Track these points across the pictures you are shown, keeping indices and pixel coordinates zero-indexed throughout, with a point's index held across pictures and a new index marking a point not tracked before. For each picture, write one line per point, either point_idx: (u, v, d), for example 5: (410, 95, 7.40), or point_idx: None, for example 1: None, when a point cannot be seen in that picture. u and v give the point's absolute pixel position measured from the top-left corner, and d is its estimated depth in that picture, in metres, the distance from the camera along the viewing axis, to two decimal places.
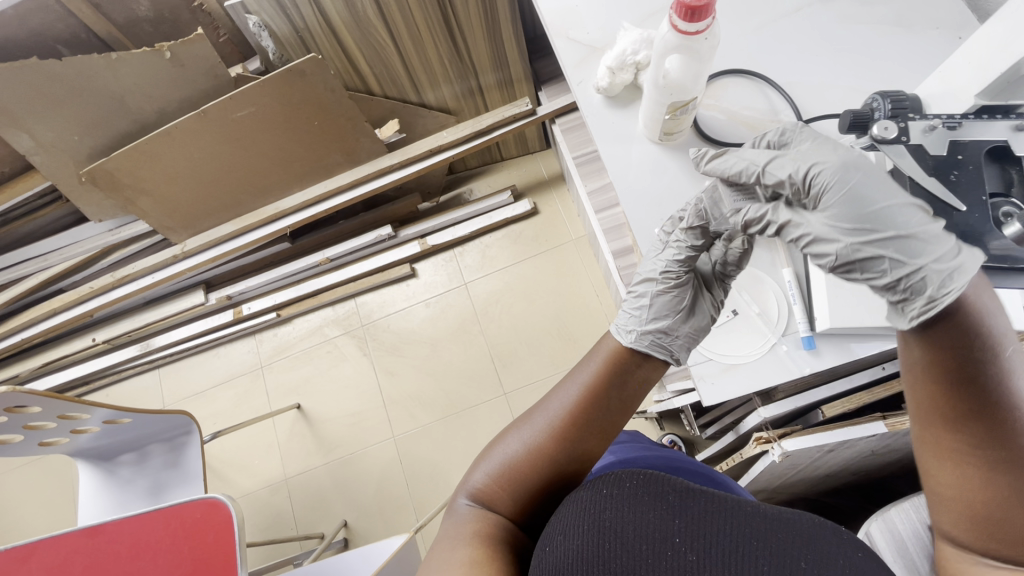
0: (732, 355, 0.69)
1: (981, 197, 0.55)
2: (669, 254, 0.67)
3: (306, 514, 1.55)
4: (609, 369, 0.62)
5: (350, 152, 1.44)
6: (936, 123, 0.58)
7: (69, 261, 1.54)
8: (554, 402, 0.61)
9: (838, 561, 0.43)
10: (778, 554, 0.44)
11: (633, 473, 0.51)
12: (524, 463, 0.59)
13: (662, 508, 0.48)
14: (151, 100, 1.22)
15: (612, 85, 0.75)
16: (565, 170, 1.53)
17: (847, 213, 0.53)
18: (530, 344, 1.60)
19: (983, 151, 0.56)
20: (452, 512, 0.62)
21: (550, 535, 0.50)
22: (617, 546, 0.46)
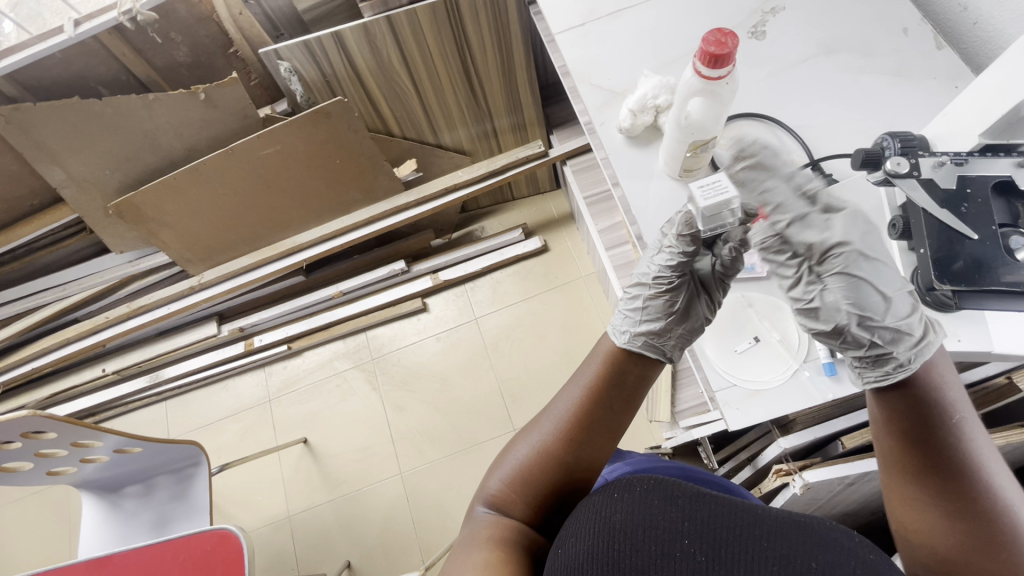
0: (755, 381, 0.70)
1: (992, 227, 0.56)
2: (661, 256, 0.68)
3: (309, 553, 1.51)
4: (612, 370, 0.64)
5: (368, 188, 1.49)
6: (945, 159, 0.59)
7: (87, 291, 1.57)
8: (559, 405, 0.63)
9: (849, 562, 0.43)
10: (788, 555, 0.44)
11: (644, 478, 0.50)
12: (533, 466, 0.60)
13: (671, 511, 0.47)
14: (182, 138, 1.28)
15: (634, 126, 0.80)
16: (577, 210, 1.58)
17: (851, 289, 0.60)
18: (540, 380, 1.61)
19: (990, 186, 0.57)
20: (467, 520, 0.61)
21: (562, 538, 0.51)
22: (627, 547, 0.46)
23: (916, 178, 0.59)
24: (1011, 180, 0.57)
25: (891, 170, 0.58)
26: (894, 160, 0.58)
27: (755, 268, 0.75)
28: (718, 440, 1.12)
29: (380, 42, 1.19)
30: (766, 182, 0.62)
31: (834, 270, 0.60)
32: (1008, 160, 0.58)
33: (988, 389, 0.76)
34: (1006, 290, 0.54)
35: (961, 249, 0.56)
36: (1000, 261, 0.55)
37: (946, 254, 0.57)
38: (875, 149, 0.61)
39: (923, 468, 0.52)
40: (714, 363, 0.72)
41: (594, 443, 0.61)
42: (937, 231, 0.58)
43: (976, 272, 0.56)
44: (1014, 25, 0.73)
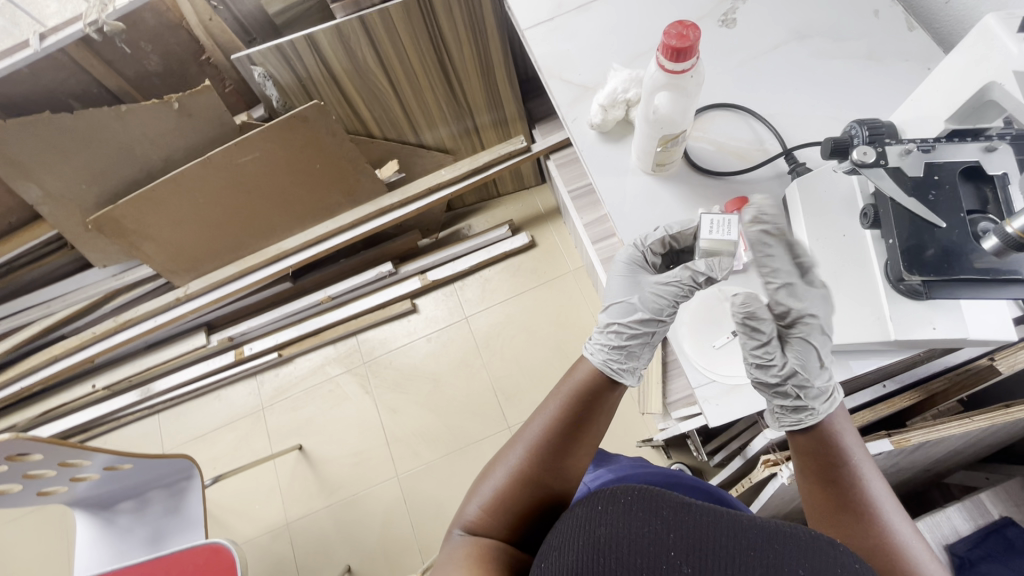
0: (733, 377, 0.72)
1: (959, 214, 0.55)
2: (665, 289, 0.68)
3: (309, 560, 1.51)
4: (585, 387, 0.64)
5: (351, 192, 1.48)
6: (911, 147, 0.58)
7: (71, 307, 1.56)
8: (532, 429, 0.62)
9: (833, 566, 0.44)
10: (775, 563, 0.43)
11: (628, 488, 0.49)
12: (508, 490, 0.60)
13: (657, 523, 0.46)
14: (158, 149, 1.26)
15: (605, 121, 0.79)
16: (562, 204, 1.57)
17: (803, 354, 0.63)
18: (533, 376, 1.60)
19: (958, 171, 0.56)
20: (444, 546, 0.60)
21: (545, 551, 0.49)
22: (612, 561, 0.46)
23: (883, 167, 0.57)
24: (979, 165, 0.56)
25: (859, 161, 0.57)
26: (861, 149, 0.56)
27: None
28: (709, 431, 1.12)
29: (354, 43, 1.16)
30: (772, 252, 0.65)
31: (796, 335, 0.64)
32: (975, 145, 0.57)
33: (973, 369, 0.76)
34: (977, 276, 0.53)
35: (931, 237, 0.56)
36: (969, 246, 0.54)
37: (915, 243, 0.56)
38: (843, 138, 0.61)
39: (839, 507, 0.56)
40: (691, 359, 0.74)
41: (571, 465, 0.61)
42: (906, 222, 0.57)
43: (946, 261, 0.55)
44: (985, 1, 0.73)
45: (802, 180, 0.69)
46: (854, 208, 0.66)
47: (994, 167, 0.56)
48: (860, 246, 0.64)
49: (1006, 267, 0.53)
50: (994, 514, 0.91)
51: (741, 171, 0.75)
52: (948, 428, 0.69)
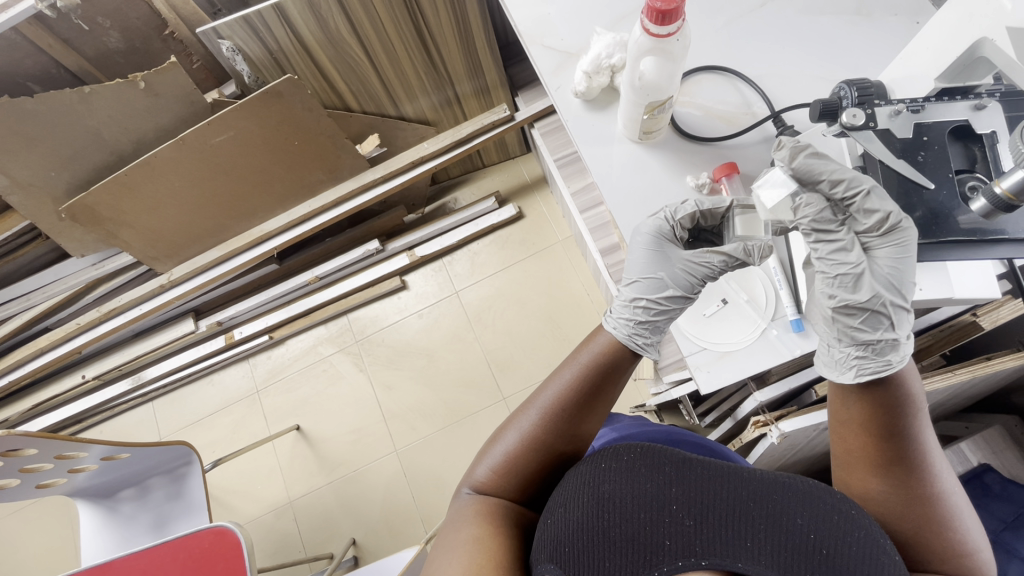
0: (724, 344, 0.73)
1: (948, 173, 0.56)
2: (697, 268, 0.65)
3: (313, 535, 1.54)
4: (601, 359, 0.63)
5: (332, 169, 1.45)
6: (901, 107, 0.57)
7: (53, 298, 1.53)
8: (544, 396, 0.62)
9: (830, 517, 0.47)
10: (770, 513, 0.48)
11: (630, 447, 0.53)
12: (517, 455, 0.61)
13: (659, 479, 0.50)
14: (128, 131, 1.21)
15: (589, 89, 0.77)
16: (548, 173, 1.55)
17: (898, 266, 0.55)
18: (526, 347, 1.61)
19: (947, 131, 0.56)
20: (454, 502, 0.63)
21: (552, 507, 0.54)
22: (616, 516, 0.50)
23: (872, 129, 0.57)
24: (968, 124, 0.56)
25: (847, 124, 0.57)
26: (850, 112, 0.57)
27: None
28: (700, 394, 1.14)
29: (326, 12, 1.11)
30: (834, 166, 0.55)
31: (890, 245, 0.55)
32: (965, 104, 0.56)
33: (955, 325, 0.77)
34: (964, 237, 0.54)
35: (919, 199, 0.56)
36: (955, 205, 0.55)
37: (903, 203, 0.56)
38: (833, 100, 0.60)
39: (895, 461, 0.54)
40: (682, 327, 0.76)
41: (582, 430, 0.62)
42: (895, 182, 0.56)
43: (933, 223, 0.55)
44: None
45: None
46: (842, 171, 0.63)
47: (983, 125, 0.56)
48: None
49: (991, 230, 0.54)
50: (973, 462, 0.94)
51: (729, 136, 0.74)
52: (930, 381, 0.71)
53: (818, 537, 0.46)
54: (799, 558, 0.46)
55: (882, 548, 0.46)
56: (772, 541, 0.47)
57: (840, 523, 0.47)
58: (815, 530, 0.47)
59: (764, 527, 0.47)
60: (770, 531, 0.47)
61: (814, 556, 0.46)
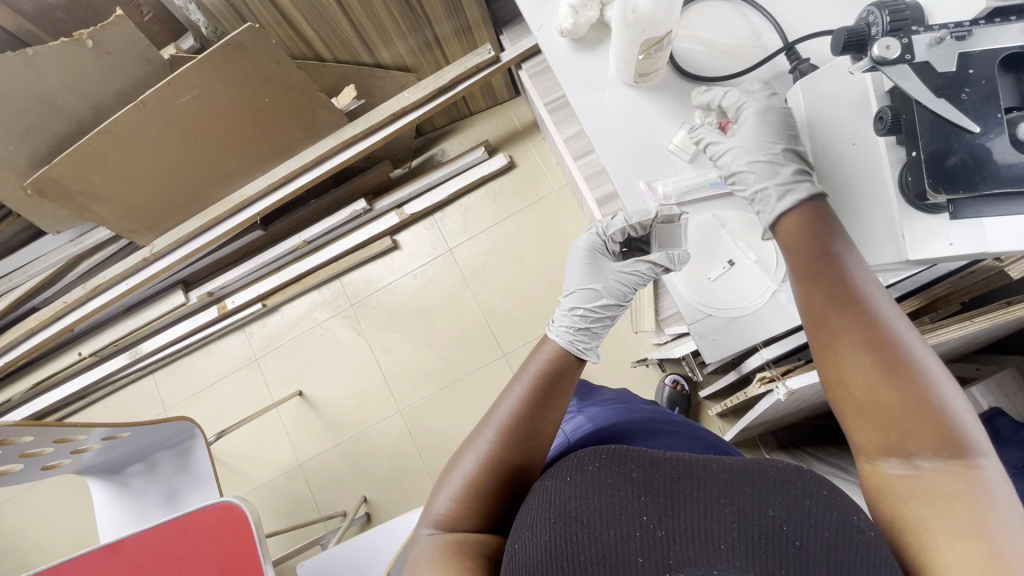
0: (731, 309, 0.70)
1: (997, 113, 0.49)
2: (627, 277, 0.73)
3: (325, 495, 1.57)
4: (548, 368, 0.63)
5: (309, 126, 1.35)
6: (943, 35, 0.50)
7: (35, 278, 1.48)
8: (496, 415, 0.60)
9: (804, 504, 0.42)
10: (744, 509, 0.42)
11: (595, 454, 0.49)
12: (477, 481, 0.57)
13: (627, 488, 0.45)
14: (82, 97, 1.12)
15: (577, 25, 0.70)
16: (539, 118, 1.45)
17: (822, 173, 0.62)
18: (524, 303, 1.58)
19: (997, 62, 0.49)
20: (415, 545, 0.57)
21: (517, 531, 0.48)
22: (585, 535, 0.44)
23: (908, 64, 0.50)
24: (1023, 52, 0.49)
25: (879, 58, 0.49)
26: (882, 43, 0.49)
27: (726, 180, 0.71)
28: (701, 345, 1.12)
29: None
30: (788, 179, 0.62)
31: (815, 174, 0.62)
32: (1020, 26, 0.49)
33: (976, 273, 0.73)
34: (1009, 187, 0.49)
35: (959, 143, 0.50)
36: (1005, 150, 0.49)
37: (939, 149, 0.51)
38: (860, 27, 0.53)
39: (840, 307, 0.51)
40: (688, 296, 0.71)
41: (541, 441, 0.59)
42: (932, 126, 0.51)
43: (973, 169, 0.50)
44: None
45: (807, 85, 0.63)
46: (868, 110, 0.59)
47: None
48: (872, 155, 0.59)
49: None
50: (983, 406, 0.92)
51: (737, 75, 0.70)
52: (946, 333, 0.67)
53: (793, 529, 0.41)
54: (776, 555, 0.40)
55: (862, 532, 0.40)
56: (751, 541, 0.41)
57: (814, 509, 0.41)
58: (789, 522, 0.41)
59: (737, 527, 0.41)
60: (745, 530, 0.41)
61: (789, 551, 0.40)
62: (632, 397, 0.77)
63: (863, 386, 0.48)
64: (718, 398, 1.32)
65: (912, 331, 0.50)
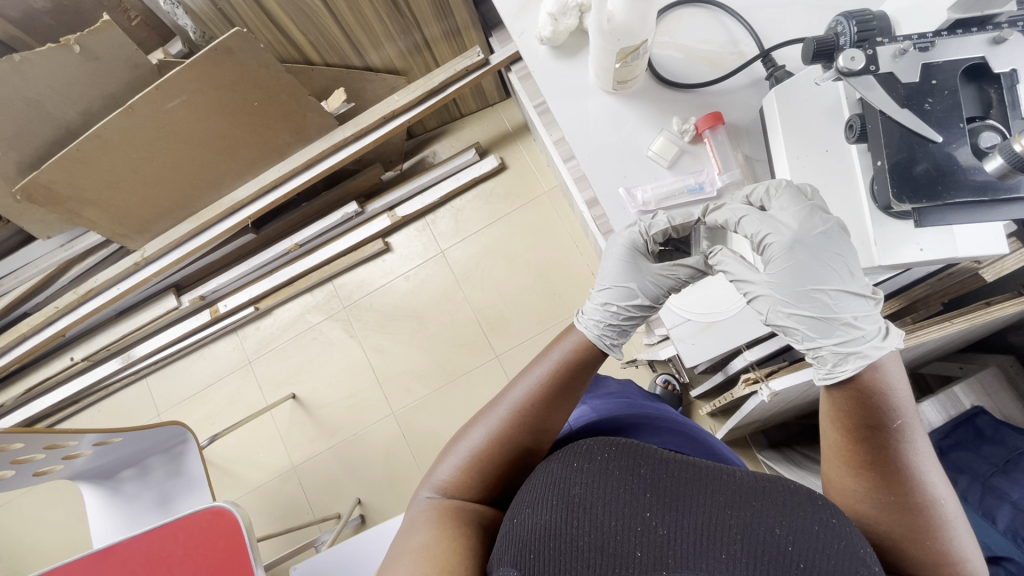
0: (710, 314, 0.71)
1: (959, 123, 0.50)
2: (664, 279, 0.66)
3: (319, 498, 1.58)
4: (573, 356, 0.62)
5: (299, 129, 1.35)
6: (907, 46, 0.51)
7: (26, 283, 1.48)
8: (514, 394, 0.60)
9: (811, 527, 0.43)
10: (749, 522, 0.44)
11: (604, 445, 0.49)
12: (483, 453, 0.59)
13: (633, 482, 0.46)
14: (71, 102, 1.12)
15: (556, 33, 0.71)
16: (529, 120, 1.45)
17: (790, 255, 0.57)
18: (516, 304, 1.58)
19: (960, 72, 0.50)
20: (414, 505, 0.59)
21: (518, 506, 0.49)
22: (586, 522, 0.46)
23: (873, 74, 0.51)
24: (984, 63, 0.50)
25: (844, 69, 0.50)
26: (847, 55, 0.50)
27: (703, 187, 0.71)
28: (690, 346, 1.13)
29: None
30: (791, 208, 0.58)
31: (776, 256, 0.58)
32: (982, 37, 0.50)
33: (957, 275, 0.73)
34: (972, 196, 0.49)
35: (924, 152, 0.50)
36: (968, 160, 0.49)
37: (904, 157, 0.51)
38: (829, 36, 0.54)
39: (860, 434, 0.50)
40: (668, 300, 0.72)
41: (552, 429, 0.60)
42: (897, 135, 0.51)
43: (937, 178, 0.50)
44: None
45: (780, 89, 0.64)
46: (839, 117, 0.60)
47: (1002, 64, 0.50)
48: (845, 162, 0.60)
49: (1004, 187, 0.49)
50: (966, 405, 0.93)
51: (715, 81, 0.70)
52: (927, 333, 0.68)
53: (797, 550, 0.42)
54: (774, 572, 0.42)
55: (867, 564, 0.42)
56: (752, 555, 0.43)
57: (822, 535, 0.43)
58: (795, 544, 0.43)
59: (740, 540, 0.43)
60: (747, 546, 0.43)
61: (792, 572, 0.42)
62: (633, 390, 0.77)
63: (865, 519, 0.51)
64: (708, 397, 1.33)
65: (927, 458, 0.50)
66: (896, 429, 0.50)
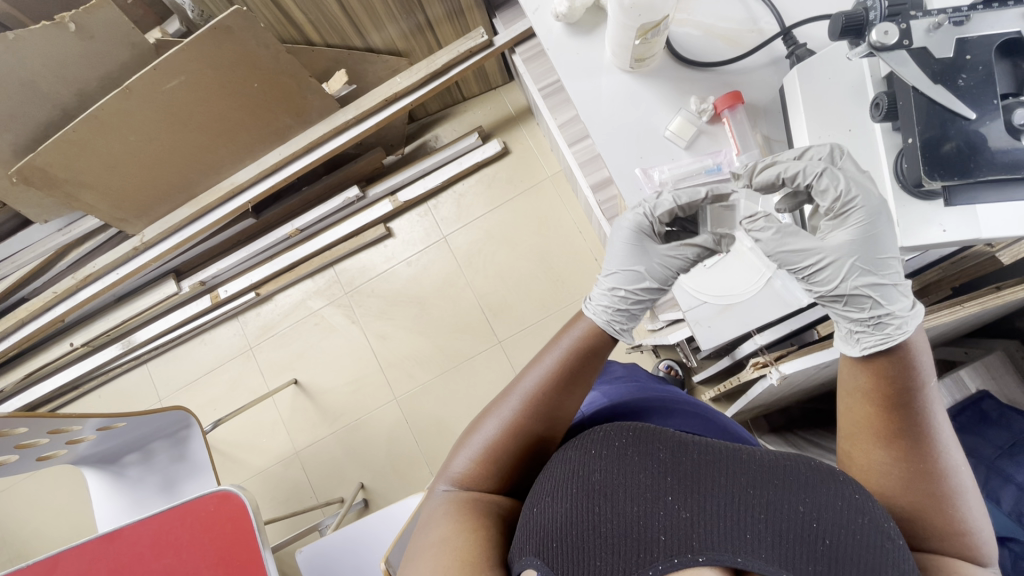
0: (728, 295, 0.72)
1: (993, 99, 0.50)
2: (672, 261, 0.65)
3: (322, 482, 1.58)
4: (581, 343, 0.61)
5: (300, 112, 1.33)
6: (942, 20, 0.50)
7: (23, 267, 1.46)
8: (525, 384, 0.59)
9: (835, 504, 0.45)
10: (769, 502, 0.45)
11: (621, 431, 0.51)
12: (498, 444, 0.58)
13: (651, 467, 0.48)
14: (67, 82, 1.09)
15: (572, 10, 0.71)
16: (533, 103, 1.44)
17: (874, 219, 0.55)
18: (519, 290, 1.58)
19: (995, 47, 0.50)
20: (431, 499, 0.59)
21: (538, 496, 0.51)
22: (608, 508, 0.47)
23: (906, 49, 0.50)
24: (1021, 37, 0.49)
25: (877, 44, 0.49)
26: (881, 29, 0.49)
27: (722, 167, 0.71)
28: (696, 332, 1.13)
29: None
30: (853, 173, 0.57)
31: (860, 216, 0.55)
32: (1016, 11, 0.50)
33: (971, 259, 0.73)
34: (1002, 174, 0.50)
35: (955, 128, 0.51)
36: (999, 136, 0.50)
37: (936, 134, 0.51)
38: (858, 10, 0.52)
39: (892, 406, 0.50)
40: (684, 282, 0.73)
41: (564, 415, 0.60)
42: (928, 112, 0.52)
43: (968, 155, 0.50)
44: None
45: (803, 66, 0.63)
46: (865, 96, 0.60)
47: None
48: (868, 142, 0.60)
49: None
50: (971, 389, 0.94)
51: (734, 60, 0.70)
52: (937, 318, 0.69)
53: (820, 526, 0.44)
54: (797, 547, 0.44)
55: (890, 538, 0.44)
56: (775, 532, 0.44)
57: (845, 510, 0.45)
58: (818, 520, 0.45)
59: (763, 519, 0.45)
60: (770, 524, 0.44)
61: (817, 548, 0.44)
62: (640, 374, 0.78)
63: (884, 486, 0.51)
64: (712, 382, 1.34)
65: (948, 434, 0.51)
66: (924, 400, 0.50)
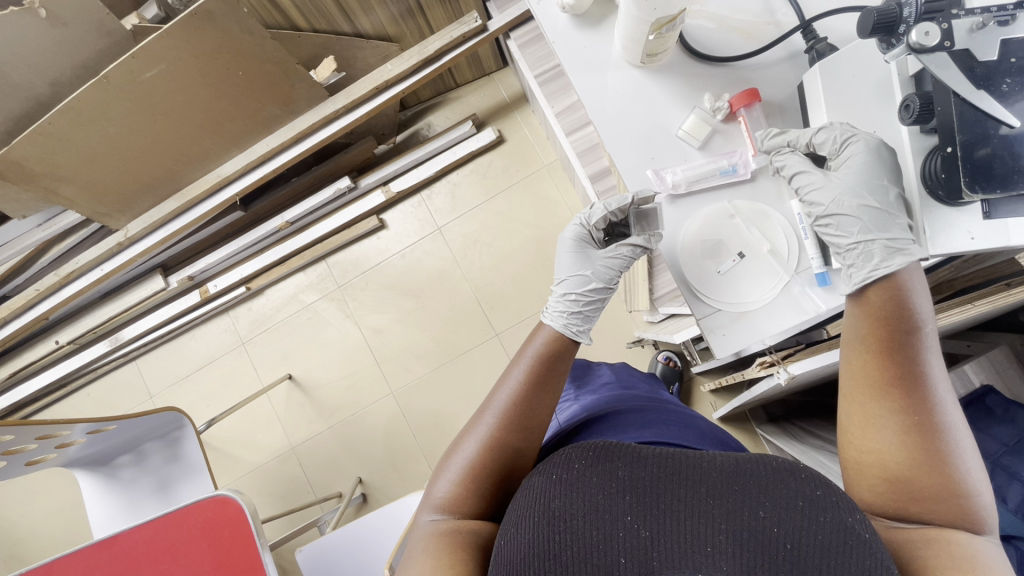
0: (742, 303, 0.68)
1: None
2: (613, 261, 0.75)
3: (319, 477, 1.57)
4: (546, 349, 0.66)
5: (287, 100, 1.28)
6: (986, 19, 0.48)
7: (4, 264, 1.41)
8: (498, 398, 0.61)
9: (796, 504, 0.39)
10: (733, 510, 0.39)
11: (582, 451, 0.45)
12: (481, 463, 0.57)
13: (611, 487, 0.42)
14: (40, 72, 1.04)
15: (579, 1, 0.69)
16: (529, 90, 1.40)
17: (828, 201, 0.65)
18: (516, 282, 1.55)
19: None
20: (416, 530, 0.55)
21: (503, 528, 0.45)
22: (568, 536, 0.41)
23: (947, 50, 0.49)
24: None
25: (917, 44, 0.49)
26: (922, 30, 0.48)
27: (737, 169, 0.69)
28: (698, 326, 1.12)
29: None
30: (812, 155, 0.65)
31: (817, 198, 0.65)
32: None
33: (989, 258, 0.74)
34: None
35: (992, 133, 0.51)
36: None
37: (973, 139, 0.52)
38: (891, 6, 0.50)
39: (890, 362, 0.52)
40: (693, 287, 0.69)
41: (540, 426, 0.60)
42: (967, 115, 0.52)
43: (998, 162, 0.51)
44: None
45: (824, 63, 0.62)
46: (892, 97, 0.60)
47: None
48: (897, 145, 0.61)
49: None
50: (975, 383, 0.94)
51: (752, 55, 0.69)
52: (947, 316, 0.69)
53: (784, 532, 0.38)
54: (764, 560, 0.38)
55: (855, 533, 0.38)
56: (740, 546, 0.38)
57: (806, 511, 0.39)
58: (780, 524, 0.39)
59: (725, 531, 0.39)
60: (733, 535, 0.39)
61: (779, 555, 0.38)
62: (631, 378, 0.80)
63: (884, 447, 0.49)
64: (710, 374, 1.34)
65: (957, 412, 0.51)
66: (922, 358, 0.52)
